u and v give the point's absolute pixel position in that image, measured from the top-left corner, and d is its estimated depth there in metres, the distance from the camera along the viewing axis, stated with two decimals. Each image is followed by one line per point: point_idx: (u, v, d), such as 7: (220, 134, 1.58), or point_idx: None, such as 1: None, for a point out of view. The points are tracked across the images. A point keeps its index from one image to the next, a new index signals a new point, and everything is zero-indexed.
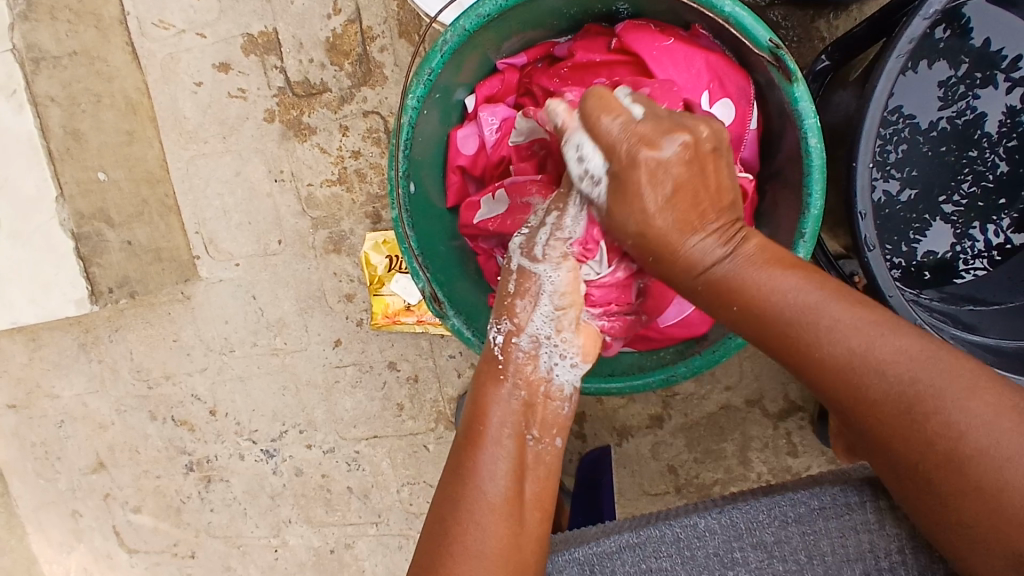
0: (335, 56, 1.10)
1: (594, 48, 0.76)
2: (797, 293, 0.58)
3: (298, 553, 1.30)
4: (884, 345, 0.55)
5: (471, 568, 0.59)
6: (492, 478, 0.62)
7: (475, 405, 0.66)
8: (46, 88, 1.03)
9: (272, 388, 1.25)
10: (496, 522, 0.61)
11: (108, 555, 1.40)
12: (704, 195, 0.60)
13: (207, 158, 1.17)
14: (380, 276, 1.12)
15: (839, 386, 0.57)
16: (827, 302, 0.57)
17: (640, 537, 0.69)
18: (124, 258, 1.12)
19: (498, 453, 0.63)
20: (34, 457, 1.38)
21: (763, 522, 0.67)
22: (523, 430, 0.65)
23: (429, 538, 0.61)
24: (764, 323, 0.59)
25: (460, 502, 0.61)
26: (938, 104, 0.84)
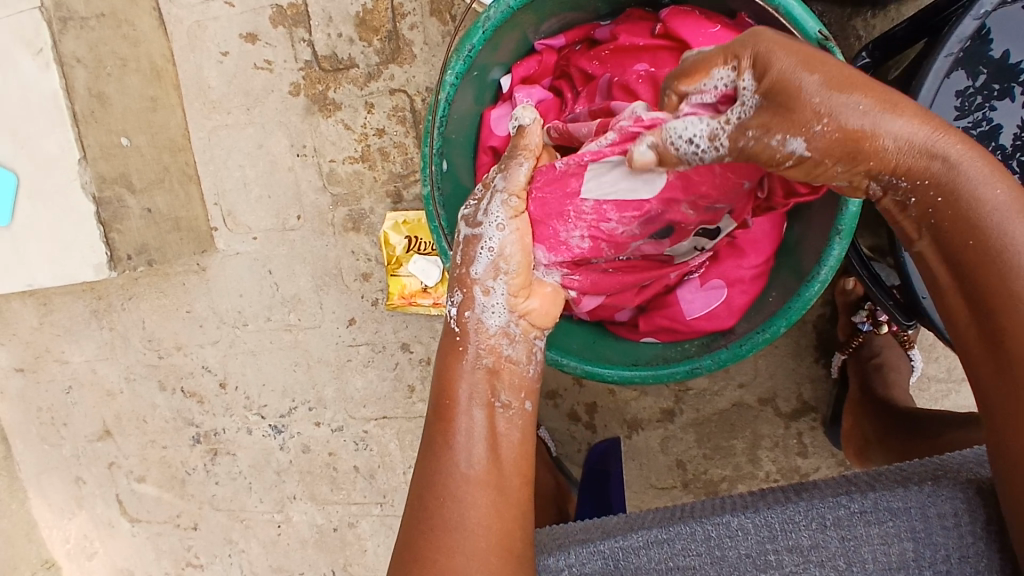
0: (364, 32, 1.09)
1: (637, 33, 0.75)
2: (970, 166, 0.53)
3: (301, 530, 1.30)
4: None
5: (451, 542, 0.59)
6: (465, 451, 0.62)
7: (439, 380, 0.66)
8: (72, 48, 0.97)
9: (283, 363, 1.25)
10: (471, 494, 0.60)
11: (109, 523, 1.40)
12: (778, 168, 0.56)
13: (229, 130, 1.16)
14: (399, 257, 1.11)
15: (976, 252, 0.53)
16: (990, 177, 0.53)
17: (668, 534, 0.68)
18: (144, 226, 1.07)
19: (468, 427, 0.63)
20: (40, 422, 1.38)
21: (799, 524, 0.66)
22: (491, 398, 0.65)
23: (411, 517, 0.62)
24: (943, 190, 0.54)
25: (439, 479, 0.61)
26: (956, 113, 0.82)
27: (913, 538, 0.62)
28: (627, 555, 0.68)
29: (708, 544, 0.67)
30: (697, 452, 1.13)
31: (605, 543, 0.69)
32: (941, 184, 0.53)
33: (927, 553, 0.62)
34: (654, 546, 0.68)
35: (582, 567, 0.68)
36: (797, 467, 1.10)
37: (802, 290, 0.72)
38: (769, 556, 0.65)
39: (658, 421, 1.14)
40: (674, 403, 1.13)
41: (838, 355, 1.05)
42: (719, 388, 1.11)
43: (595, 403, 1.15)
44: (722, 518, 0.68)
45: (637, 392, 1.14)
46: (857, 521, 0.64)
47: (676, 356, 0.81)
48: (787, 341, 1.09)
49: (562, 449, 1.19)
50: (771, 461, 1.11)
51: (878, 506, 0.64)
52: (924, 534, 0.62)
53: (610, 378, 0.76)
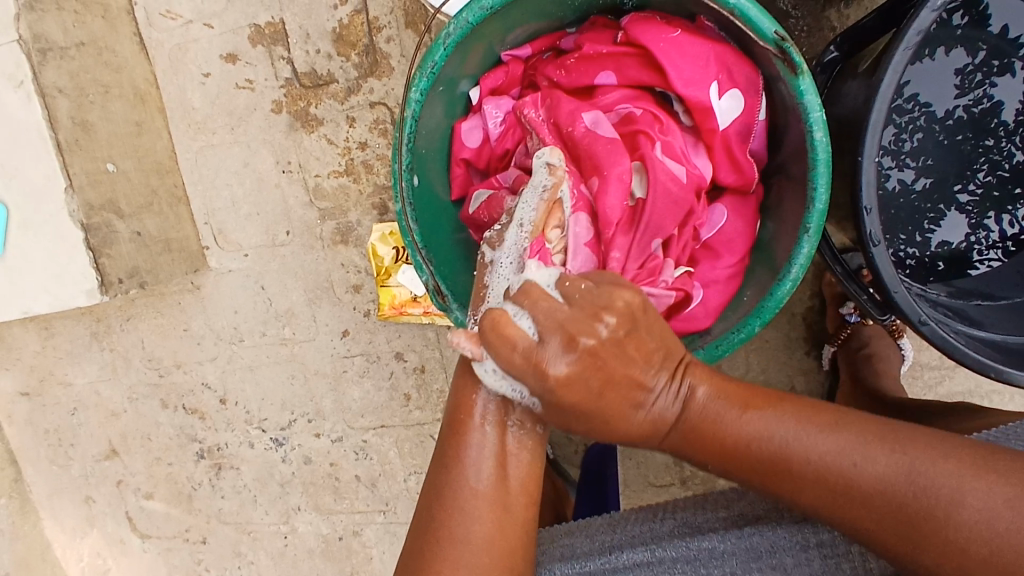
0: (342, 47, 1.10)
1: (600, 40, 0.76)
2: (776, 433, 0.56)
3: (307, 540, 1.32)
4: (815, 458, 0.55)
5: (455, 554, 0.60)
6: (476, 467, 0.62)
7: (455, 396, 0.65)
8: (54, 79, 0.98)
9: (281, 377, 1.26)
10: (480, 508, 0.61)
11: (121, 541, 1.42)
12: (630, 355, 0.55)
13: (215, 149, 1.17)
14: (387, 268, 1.12)
15: (822, 494, 0.55)
16: (764, 422, 0.56)
17: (654, 556, 0.70)
18: (135, 249, 1.09)
19: (482, 443, 0.62)
20: (48, 444, 1.41)
21: (765, 519, 0.68)
22: (504, 418, 0.63)
23: (418, 521, 0.63)
24: (742, 461, 0.57)
25: (446, 493, 0.61)
26: (956, 92, 0.83)
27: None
28: None
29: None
30: None
31: (590, 563, 0.71)
32: None
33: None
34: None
35: None
36: None
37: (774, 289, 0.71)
38: (754, 573, 0.66)
39: None
40: None
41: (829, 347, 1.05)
42: None
43: None
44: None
45: None
46: (821, 514, 0.66)
47: None
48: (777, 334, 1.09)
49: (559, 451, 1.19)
50: None
51: None
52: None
53: None
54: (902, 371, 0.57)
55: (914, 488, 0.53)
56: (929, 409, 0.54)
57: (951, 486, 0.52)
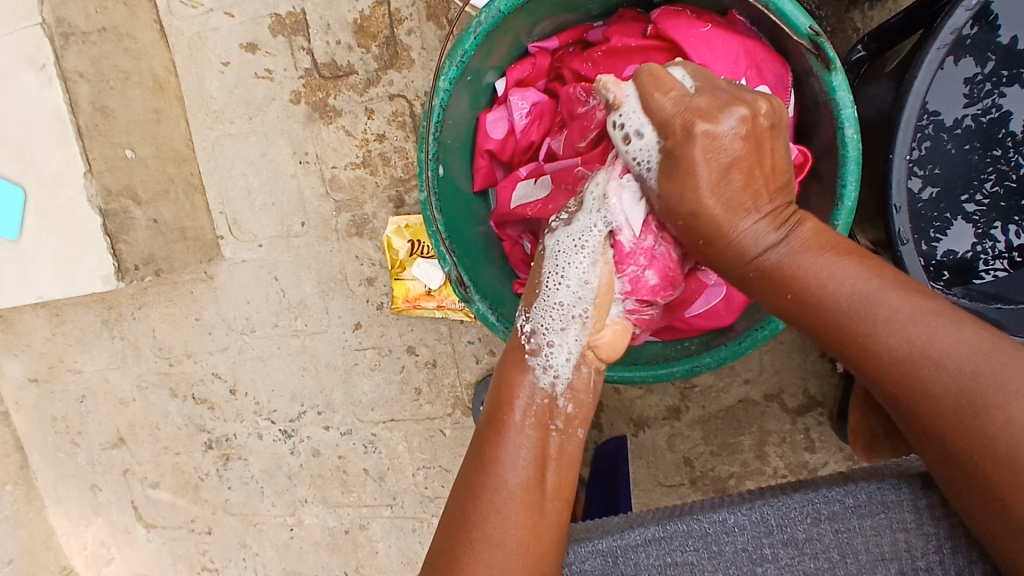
0: (362, 39, 1.09)
1: (629, 34, 0.75)
2: (857, 282, 0.57)
3: (313, 533, 1.32)
4: (883, 303, 0.56)
5: (489, 556, 0.59)
6: (512, 468, 0.62)
7: (499, 389, 0.67)
8: (75, 64, 0.98)
9: (292, 368, 1.26)
10: (516, 511, 0.61)
11: (126, 529, 1.42)
12: (761, 154, 0.60)
13: (232, 139, 1.17)
14: (402, 260, 1.12)
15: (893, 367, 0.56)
16: (835, 270, 0.58)
17: (667, 531, 0.69)
18: (150, 237, 1.09)
19: (520, 442, 0.63)
20: (55, 431, 1.41)
21: (794, 518, 0.67)
22: (546, 419, 0.66)
23: (447, 525, 0.62)
24: (821, 319, 0.59)
25: (478, 494, 0.61)
26: (964, 102, 0.83)
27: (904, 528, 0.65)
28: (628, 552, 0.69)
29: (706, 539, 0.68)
30: (704, 449, 1.13)
31: (602, 541, 0.70)
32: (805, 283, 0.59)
33: (919, 543, 0.64)
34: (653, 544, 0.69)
35: (582, 565, 0.70)
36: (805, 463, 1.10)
37: None
38: (766, 550, 0.67)
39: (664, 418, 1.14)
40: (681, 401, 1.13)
41: None
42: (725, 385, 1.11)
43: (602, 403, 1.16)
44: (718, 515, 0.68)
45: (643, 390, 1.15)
46: (851, 514, 0.66)
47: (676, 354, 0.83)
48: (792, 336, 1.08)
49: None
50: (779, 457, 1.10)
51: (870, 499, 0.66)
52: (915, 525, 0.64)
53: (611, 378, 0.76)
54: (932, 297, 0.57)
55: (979, 431, 0.53)
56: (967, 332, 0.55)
57: (1015, 379, 0.53)
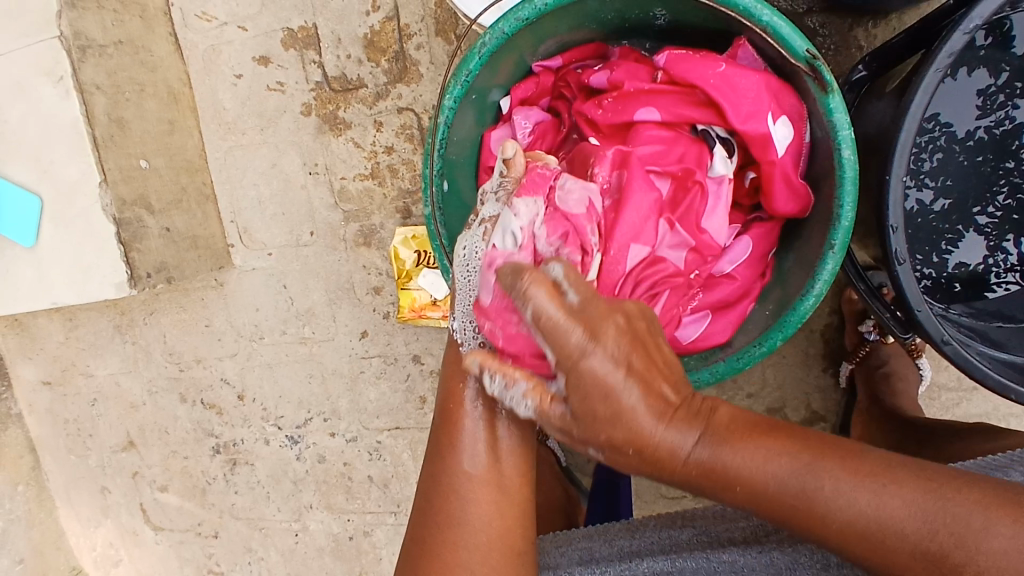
0: (372, 53, 1.11)
1: (638, 76, 0.77)
2: (779, 465, 0.52)
3: (318, 538, 1.33)
4: (886, 504, 0.50)
5: (456, 537, 0.62)
6: (470, 456, 0.65)
7: (445, 387, 0.67)
8: (91, 76, 1.00)
9: (299, 375, 1.28)
10: (477, 491, 0.64)
11: (134, 532, 1.44)
12: (653, 359, 0.53)
13: (244, 149, 1.19)
14: (408, 271, 1.13)
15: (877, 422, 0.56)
16: (806, 473, 0.52)
17: None
18: (163, 245, 1.11)
19: (472, 430, 0.65)
20: (67, 434, 1.43)
21: (804, 564, 0.64)
22: (494, 406, 0.65)
23: (418, 512, 0.65)
24: (807, 513, 0.52)
25: (441, 480, 0.65)
26: (977, 113, 0.83)
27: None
28: None
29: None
30: None
31: None
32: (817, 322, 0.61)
33: None
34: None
35: None
36: None
37: (798, 303, 0.72)
38: None
39: None
40: None
41: (846, 364, 1.05)
42: (728, 398, 1.11)
43: None
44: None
45: None
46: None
47: None
48: (795, 350, 1.09)
49: (572, 459, 1.20)
50: None
51: None
52: None
53: None
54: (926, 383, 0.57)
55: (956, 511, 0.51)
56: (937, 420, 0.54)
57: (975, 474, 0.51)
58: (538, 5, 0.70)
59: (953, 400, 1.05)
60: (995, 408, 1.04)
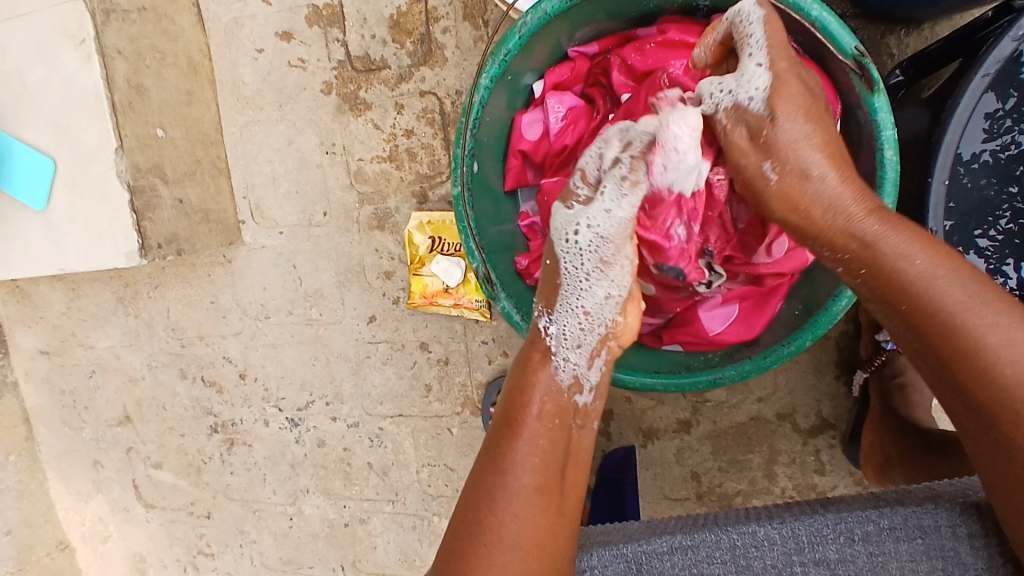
0: (397, 34, 1.10)
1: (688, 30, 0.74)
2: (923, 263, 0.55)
3: (313, 524, 1.32)
4: (994, 330, 0.52)
5: (502, 557, 0.58)
6: (530, 468, 0.61)
7: (515, 388, 0.66)
8: (114, 41, 0.99)
9: (303, 357, 1.26)
10: (530, 510, 0.59)
11: (125, 508, 1.42)
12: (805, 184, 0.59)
13: (261, 125, 1.18)
14: (422, 257, 1.12)
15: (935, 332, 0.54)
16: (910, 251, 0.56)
17: (693, 541, 0.65)
18: (175, 217, 1.09)
19: (535, 439, 0.62)
20: (63, 405, 1.41)
21: (827, 537, 0.62)
22: (567, 418, 0.65)
23: (458, 525, 0.61)
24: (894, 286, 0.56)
25: (492, 493, 0.60)
26: (984, 136, 0.81)
27: (942, 556, 0.59)
28: (649, 560, 0.65)
29: (732, 553, 0.63)
30: (712, 465, 1.12)
31: (626, 546, 0.66)
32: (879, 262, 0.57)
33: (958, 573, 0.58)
34: (676, 553, 0.65)
35: (602, 569, 0.66)
36: (814, 485, 1.10)
37: (829, 304, 0.73)
38: (796, 568, 0.62)
39: (674, 431, 1.14)
40: (691, 414, 1.12)
41: (860, 372, 1.03)
42: (738, 401, 1.11)
43: (612, 411, 1.15)
44: (747, 527, 0.64)
45: (654, 401, 1.14)
46: (887, 537, 0.61)
47: (699, 364, 0.83)
48: (808, 356, 1.08)
49: None
50: (787, 476, 1.10)
51: (908, 522, 0.60)
52: (955, 554, 0.59)
53: (635, 383, 0.77)
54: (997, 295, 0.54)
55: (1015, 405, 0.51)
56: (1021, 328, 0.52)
57: None
58: None
59: None
60: None
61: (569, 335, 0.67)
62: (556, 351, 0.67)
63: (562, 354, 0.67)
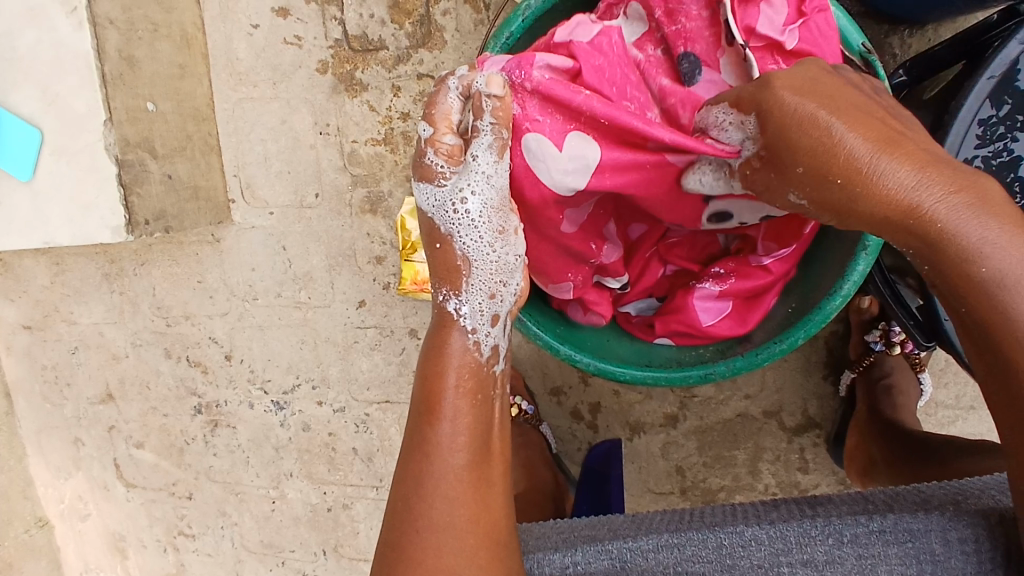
0: (396, 14, 1.08)
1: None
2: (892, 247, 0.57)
3: (295, 507, 1.31)
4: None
5: (438, 541, 0.60)
6: (453, 449, 0.63)
7: (427, 371, 0.67)
8: (106, 9, 0.96)
9: (290, 341, 1.25)
10: (458, 492, 0.62)
11: (105, 486, 1.41)
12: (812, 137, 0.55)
13: (254, 103, 1.16)
14: (414, 242, 1.11)
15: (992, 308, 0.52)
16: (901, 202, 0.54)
17: (682, 539, 0.65)
18: (164, 193, 1.07)
19: (455, 415, 0.64)
20: (43, 380, 1.39)
21: (815, 538, 0.62)
22: (479, 390, 0.67)
23: (393, 513, 0.63)
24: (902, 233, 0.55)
25: (422, 481, 0.62)
26: None
27: (931, 560, 0.58)
28: (633, 557, 0.65)
29: (719, 552, 0.63)
30: (697, 460, 1.13)
31: (613, 543, 0.66)
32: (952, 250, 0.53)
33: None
34: (662, 551, 0.65)
35: (587, 565, 0.65)
36: (797, 483, 1.10)
37: (824, 303, 0.73)
38: (782, 569, 0.61)
39: (660, 425, 1.14)
40: (679, 409, 1.12)
41: (849, 373, 1.04)
42: (725, 397, 1.10)
43: (600, 404, 1.15)
44: (736, 526, 0.64)
45: (642, 395, 1.14)
46: (875, 539, 0.60)
47: (690, 360, 0.82)
48: (798, 355, 1.08)
49: (562, 447, 1.18)
50: (771, 474, 1.10)
51: (897, 526, 0.60)
52: (944, 558, 0.58)
53: (624, 376, 0.77)
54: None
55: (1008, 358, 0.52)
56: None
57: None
58: None
59: (949, 417, 1.05)
60: (989, 429, 1.04)
61: (482, 308, 0.69)
62: (474, 327, 0.68)
63: (481, 328, 0.69)
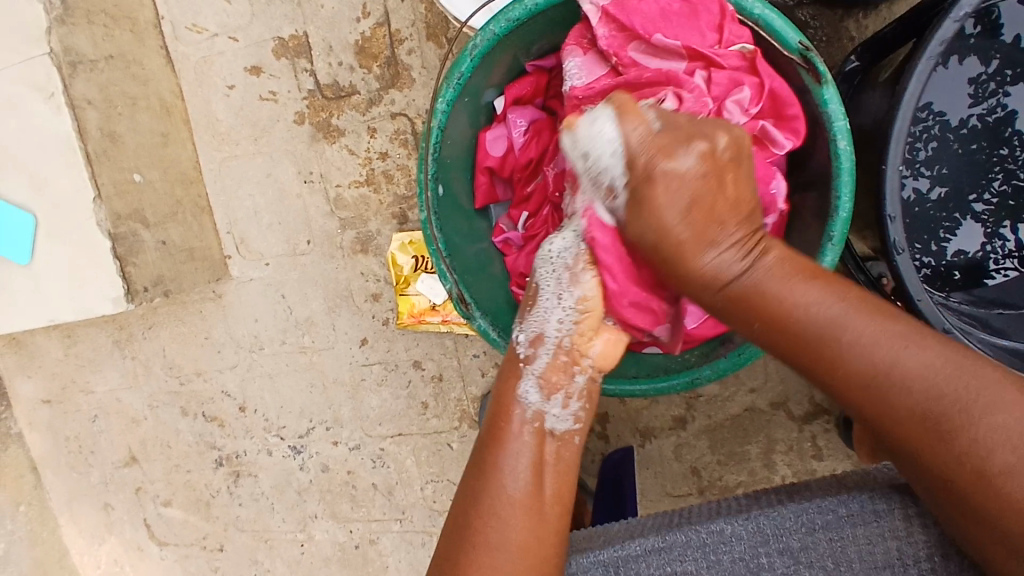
0: (363, 59, 1.11)
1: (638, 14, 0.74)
2: (821, 306, 0.61)
3: (324, 548, 1.32)
4: (914, 354, 0.58)
5: (489, 559, 0.63)
6: (511, 474, 0.66)
7: (497, 399, 0.71)
8: (83, 91, 1.00)
9: (300, 385, 1.27)
10: (515, 516, 0.64)
11: (138, 547, 1.43)
12: (727, 184, 0.64)
13: (239, 160, 1.19)
14: (407, 276, 1.13)
15: (858, 391, 0.60)
16: (852, 313, 0.61)
17: (666, 542, 0.70)
18: (159, 258, 1.11)
19: (519, 449, 0.68)
20: (68, 451, 1.42)
21: (790, 527, 0.68)
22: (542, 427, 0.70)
23: (449, 527, 0.66)
24: (792, 338, 0.62)
25: (478, 498, 0.65)
26: (969, 101, 0.84)
27: (896, 536, 0.66)
28: (629, 562, 0.70)
29: (703, 549, 0.69)
30: (711, 459, 1.13)
31: (604, 552, 0.71)
32: (775, 306, 0.63)
33: (911, 552, 0.66)
34: (652, 554, 0.70)
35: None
36: (813, 470, 1.10)
37: None
38: (762, 560, 0.68)
39: (671, 428, 1.14)
40: (686, 410, 1.13)
41: None
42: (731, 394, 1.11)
43: (608, 414, 1.16)
44: (716, 525, 0.69)
45: (649, 400, 1.15)
46: (845, 524, 0.67)
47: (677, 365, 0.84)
48: None
49: (576, 460, 1.19)
50: (787, 465, 1.10)
51: (863, 508, 0.67)
52: (906, 533, 0.66)
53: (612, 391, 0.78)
54: (896, 317, 0.60)
55: (949, 449, 0.57)
56: (931, 353, 0.58)
57: (980, 402, 0.56)
58: (528, 6, 0.71)
59: None
60: None
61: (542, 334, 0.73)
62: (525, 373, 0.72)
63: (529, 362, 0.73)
